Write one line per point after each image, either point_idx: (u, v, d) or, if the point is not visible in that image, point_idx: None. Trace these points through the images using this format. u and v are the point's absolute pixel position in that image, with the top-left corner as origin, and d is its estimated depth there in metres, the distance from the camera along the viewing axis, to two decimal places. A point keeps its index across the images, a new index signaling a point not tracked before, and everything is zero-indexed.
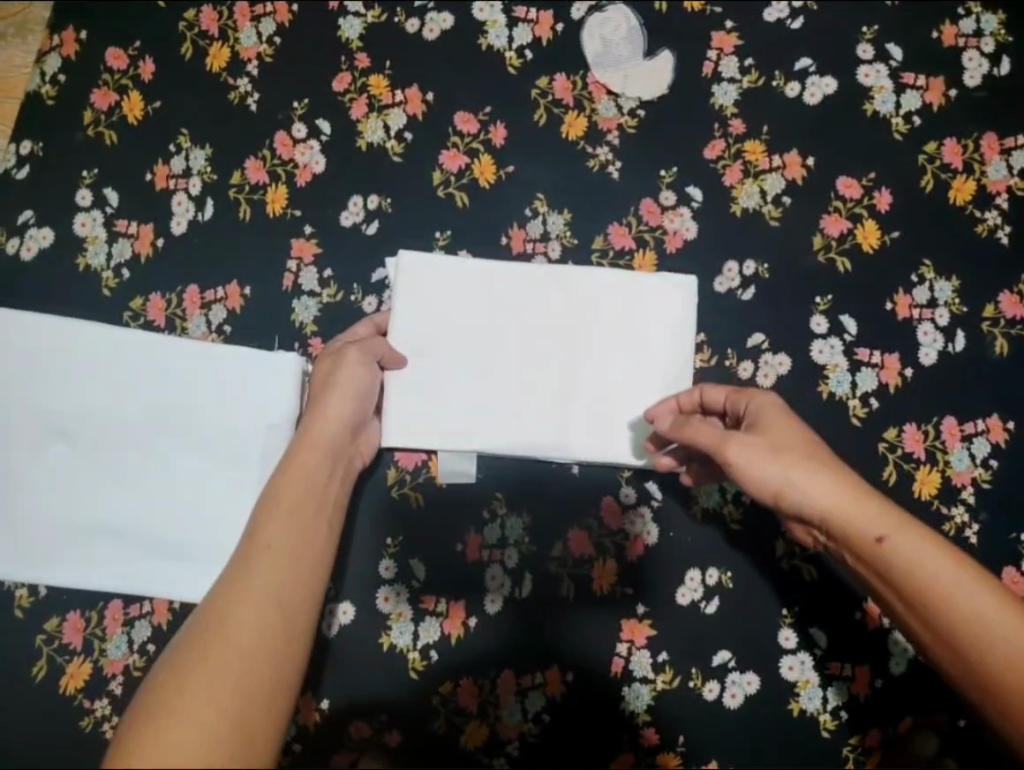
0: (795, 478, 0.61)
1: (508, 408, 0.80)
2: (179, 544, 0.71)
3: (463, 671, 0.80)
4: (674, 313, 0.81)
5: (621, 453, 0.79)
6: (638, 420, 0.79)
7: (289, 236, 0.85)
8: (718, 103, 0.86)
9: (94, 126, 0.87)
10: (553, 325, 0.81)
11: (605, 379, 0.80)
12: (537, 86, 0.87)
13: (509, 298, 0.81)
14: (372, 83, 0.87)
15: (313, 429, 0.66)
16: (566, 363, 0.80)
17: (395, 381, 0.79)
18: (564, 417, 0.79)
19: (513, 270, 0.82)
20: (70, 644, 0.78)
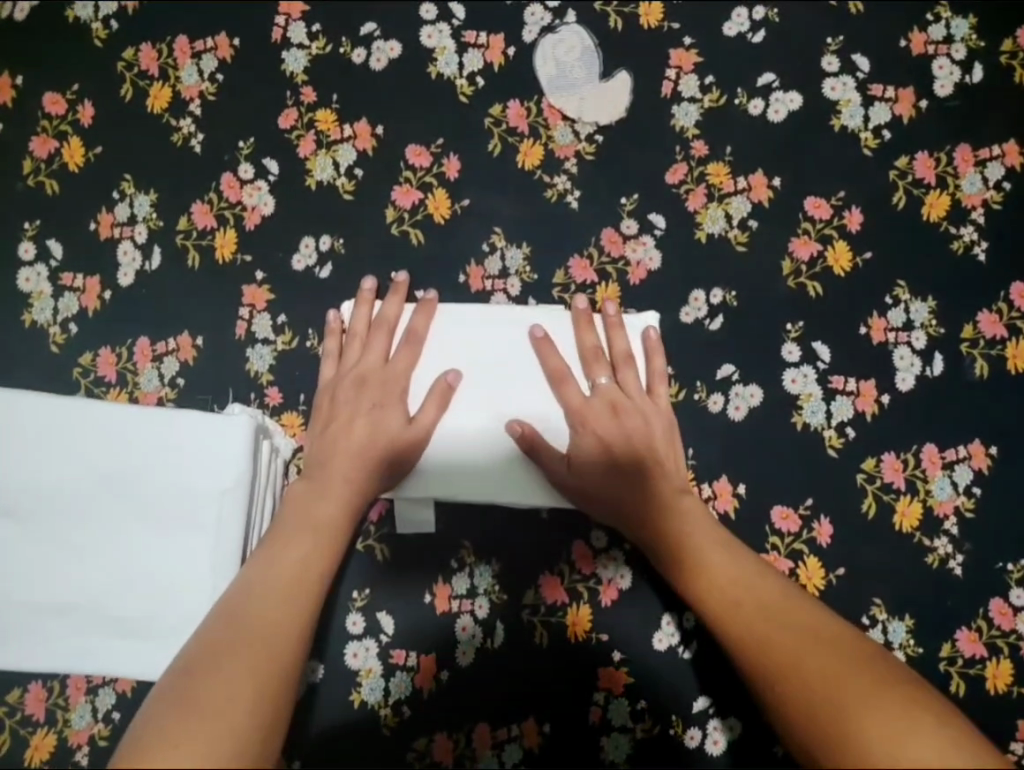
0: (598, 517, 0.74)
1: (451, 459, 0.75)
2: (132, 618, 0.67)
3: (437, 727, 0.77)
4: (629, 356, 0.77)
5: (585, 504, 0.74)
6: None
7: (240, 282, 0.82)
8: (679, 125, 0.83)
9: (34, 175, 0.84)
10: (504, 370, 0.77)
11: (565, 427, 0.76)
12: (490, 114, 0.83)
13: (463, 341, 0.77)
14: (319, 119, 0.84)
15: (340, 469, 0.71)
16: (523, 410, 0.76)
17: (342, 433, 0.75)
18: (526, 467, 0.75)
19: (458, 316, 0.78)
20: (33, 715, 0.76)
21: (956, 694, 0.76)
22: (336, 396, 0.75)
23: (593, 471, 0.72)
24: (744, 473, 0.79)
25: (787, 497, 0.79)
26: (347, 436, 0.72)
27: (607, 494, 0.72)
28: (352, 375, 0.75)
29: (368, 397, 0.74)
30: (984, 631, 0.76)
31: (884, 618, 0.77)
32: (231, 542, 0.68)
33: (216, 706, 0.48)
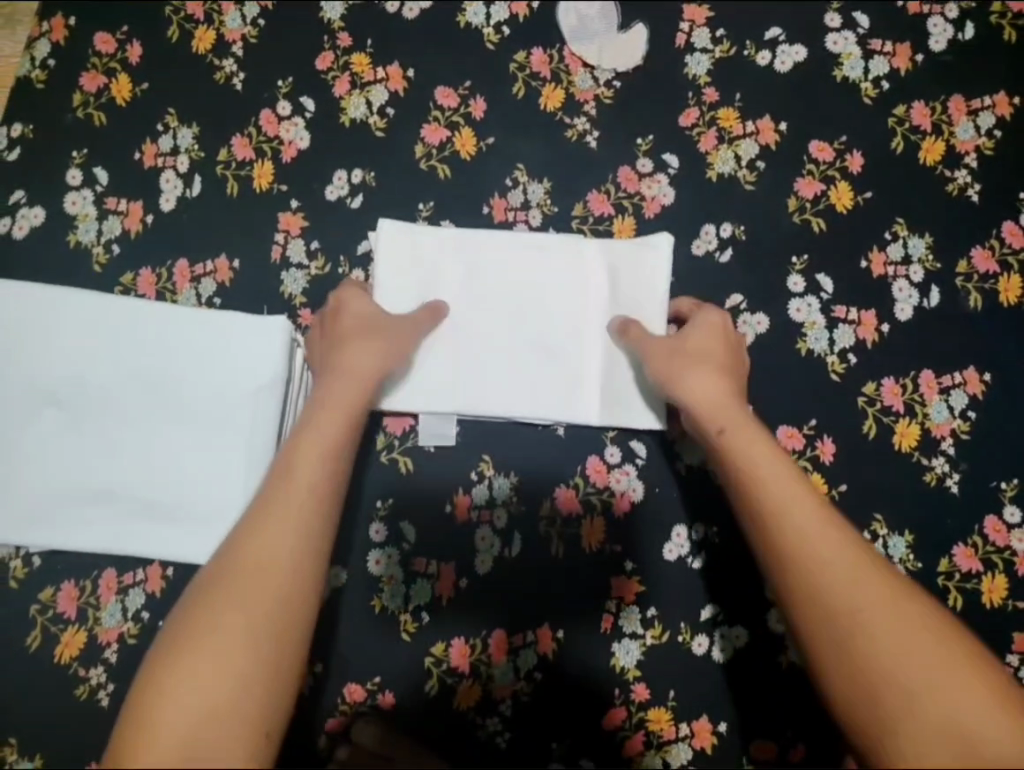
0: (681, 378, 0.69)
1: (474, 375, 0.80)
2: (175, 505, 0.68)
3: (455, 633, 0.80)
4: (645, 274, 0.81)
5: (593, 415, 0.80)
6: (614, 383, 0.80)
7: (276, 210, 0.86)
8: (691, 73, 0.88)
9: (84, 107, 0.88)
10: (520, 292, 0.81)
11: (580, 346, 0.81)
12: (515, 60, 0.89)
13: (476, 269, 0.81)
14: (354, 61, 0.89)
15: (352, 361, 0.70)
16: (535, 336, 0.81)
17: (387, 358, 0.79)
18: (545, 378, 0.80)
19: (476, 239, 0.82)
20: (65, 614, 0.76)
21: (953, 608, 0.79)
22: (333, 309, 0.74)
23: (684, 355, 0.71)
24: (751, 395, 0.83)
25: (792, 418, 0.83)
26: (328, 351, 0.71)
27: (711, 381, 0.68)
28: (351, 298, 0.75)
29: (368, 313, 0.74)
30: (980, 547, 0.80)
31: (884, 533, 0.80)
32: (265, 437, 0.68)
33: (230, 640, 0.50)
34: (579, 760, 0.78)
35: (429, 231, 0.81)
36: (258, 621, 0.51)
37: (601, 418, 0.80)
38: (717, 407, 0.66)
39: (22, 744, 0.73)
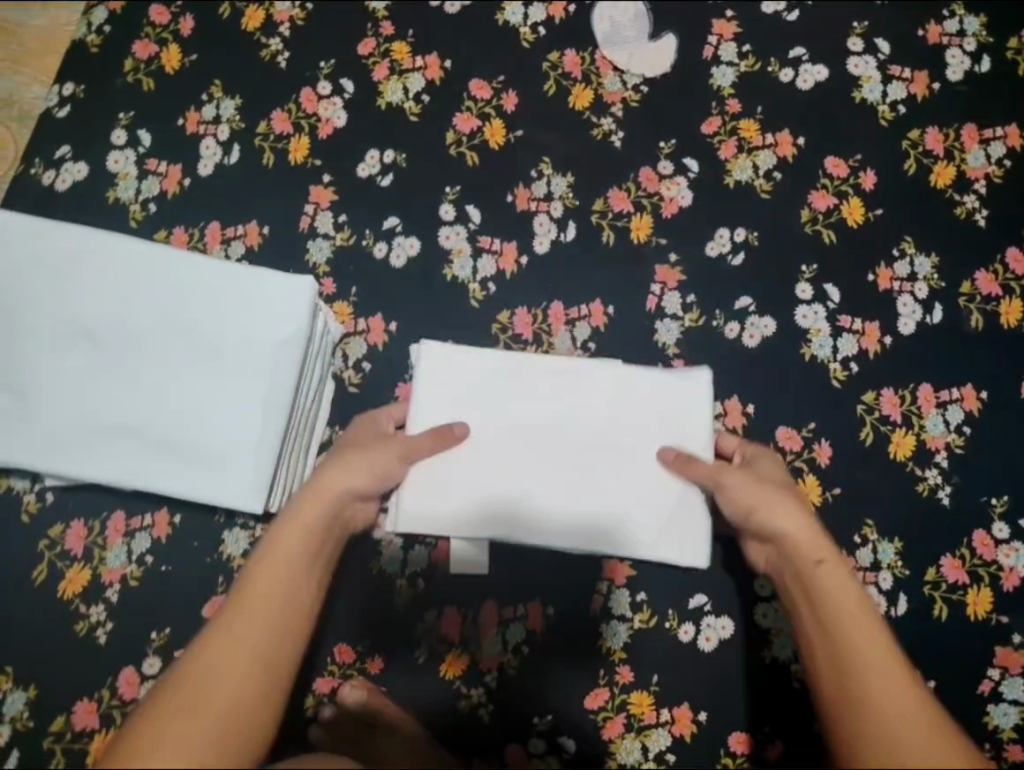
0: (767, 496, 0.69)
1: (513, 498, 0.76)
2: (192, 444, 0.70)
3: (448, 601, 0.82)
4: (688, 406, 0.78)
5: (641, 547, 0.75)
6: (660, 514, 0.76)
7: (308, 183, 0.90)
8: (716, 84, 0.92)
9: (134, 73, 0.93)
10: (560, 415, 0.78)
11: (627, 474, 0.77)
12: (548, 59, 0.93)
13: (507, 389, 0.78)
14: (395, 49, 0.93)
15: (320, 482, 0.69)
16: (574, 463, 0.77)
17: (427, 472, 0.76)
18: (587, 505, 0.76)
19: (501, 356, 0.79)
20: (71, 551, 0.80)
21: (938, 618, 0.80)
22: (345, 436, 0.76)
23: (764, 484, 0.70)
24: (754, 394, 0.85)
25: (791, 419, 0.85)
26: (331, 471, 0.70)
27: (800, 514, 0.68)
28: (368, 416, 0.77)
29: (366, 437, 0.74)
30: (967, 559, 0.82)
31: (874, 538, 0.82)
32: (283, 390, 0.70)
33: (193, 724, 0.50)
34: (559, 738, 0.79)
35: (459, 352, 0.79)
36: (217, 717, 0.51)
37: (649, 549, 0.75)
38: (810, 540, 0.65)
39: (16, 673, 0.77)
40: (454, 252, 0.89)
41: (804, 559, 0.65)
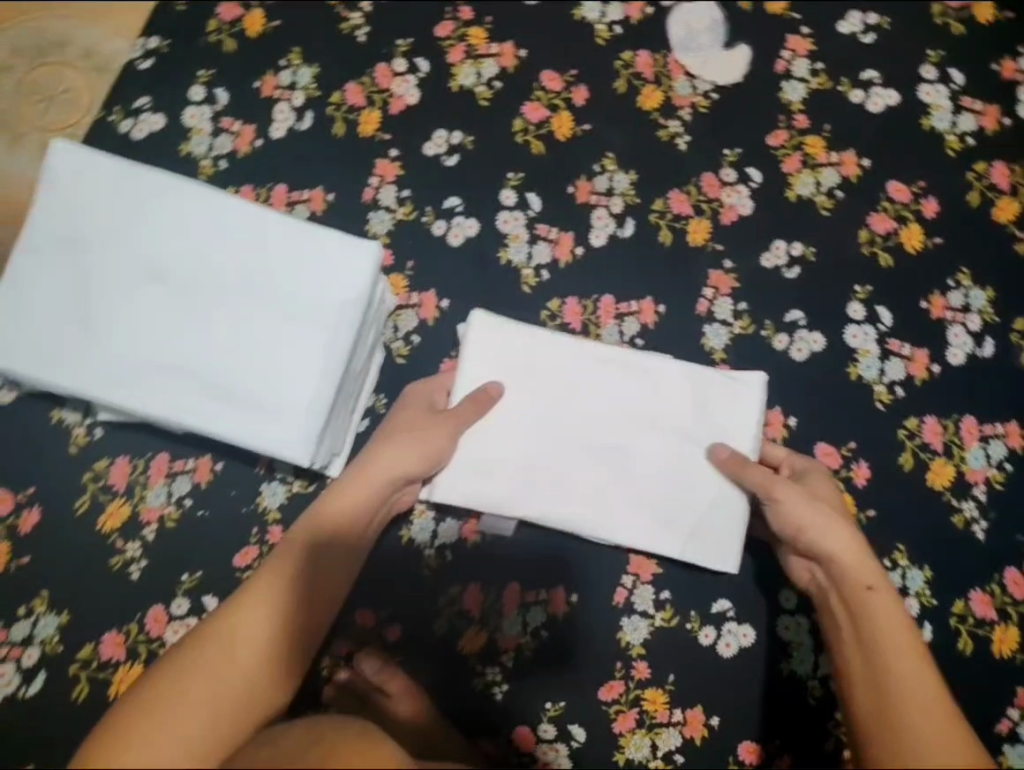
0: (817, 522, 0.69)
1: (548, 483, 0.77)
2: (245, 391, 0.71)
3: (471, 578, 0.82)
4: (736, 408, 0.78)
5: (671, 548, 0.76)
6: (693, 518, 0.76)
7: (375, 156, 0.91)
8: (786, 98, 0.92)
9: (218, 33, 0.95)
10: (608, 405, 0.78)
11: (666, 474, 0.77)
12: (621, 58, 0.93)
13: (557, 371, 0.79)
14: (472, 34, 0.94)
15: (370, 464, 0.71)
16: (614, 454, 0.77)
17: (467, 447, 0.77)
18: (623, 499, 0.77)
19: (555, 338, 0.80)
20: (114, 485, 0.83)
21: (962, 650, 0.80)
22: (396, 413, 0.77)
23: (816, 506, 0.70)
24: (797, 407, 0.86)
25: (831, 436, 0.85)
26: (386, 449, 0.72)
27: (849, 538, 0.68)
28: (416, 391, 0.79)
29: (416, 418, 0.75)
30: (997, 595, 0.81)
31: (905, 563, 0.82)
32: (340, 349, 0.72)
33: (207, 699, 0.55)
34: (568, 726, 0.79)
35: (513, 328, 0.79)
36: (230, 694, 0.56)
37: (673, 551, 0.76)
38: (859, 564, 0.67)
39: (52, 598, 0.81)
40: (511, 236, 0.89)
41: (853, 583, 0.66)
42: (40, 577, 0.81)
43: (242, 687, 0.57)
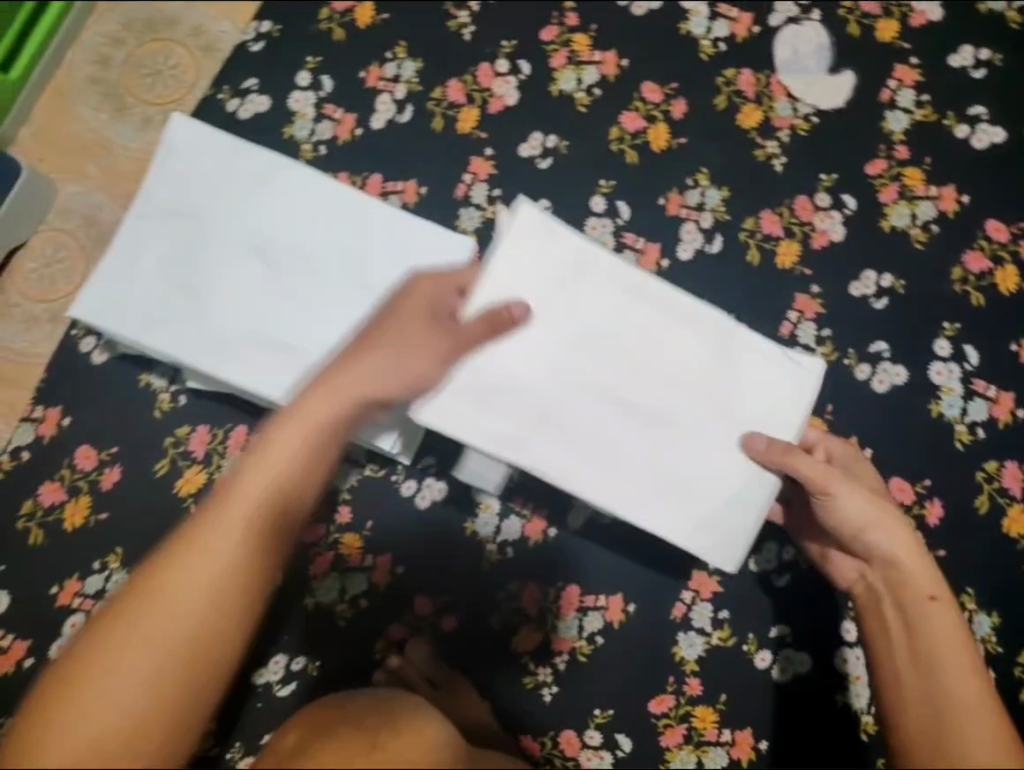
0: (876, 520, 0.66)
1: (551, 433, 0.70)
2: None
3: (531, 577, 0.83)
4: (785, 388, 0.72)
5: (675, 534, 0.70)
6: (706, 505, 0.70)
7: (471, 153, 0.93)
8: (888, 128, 0.91)
9: (328, 22, 0.97)
10: (638, 354, 0.72)
11: (684, 450, 0.71)
12: (724, 75, 0.93)
13: (589, 303, 0.71)
14: (576, 40, 0.95)
15: (350, 376, 0.63)
16: (628, 412, 0.71)
17: (474, 372, 0.68)
18: (629, 468, 0.70)
19: (599, 265, 0.72)
20: (193, 452, 0.86)
21: None
22: (391, 310, 0.68)
23: (872, 501, 0.67)
24: (873, 440, 0.85)
25: (905, 472, 0.84)
26: (375, 371, 0.64)
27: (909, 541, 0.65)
28: (420, 286, 0.69)
29: (413, 326, 0.67)
30: None
31: (972, 607, 0.81)
32: None
33: (147, 645, 0.49)
34: (615, 734, 0.80)
35: (559, 246, 0.71)
36: (170, 646, 0.49)
37: (684, 538, 0.70)
38: (924, 574, 0.64)
39: (125, 556, 0.83)
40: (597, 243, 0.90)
41: (915, 592, 0.63)
42: (116, 535, 0.84)
43: (183, 630, 0.50)
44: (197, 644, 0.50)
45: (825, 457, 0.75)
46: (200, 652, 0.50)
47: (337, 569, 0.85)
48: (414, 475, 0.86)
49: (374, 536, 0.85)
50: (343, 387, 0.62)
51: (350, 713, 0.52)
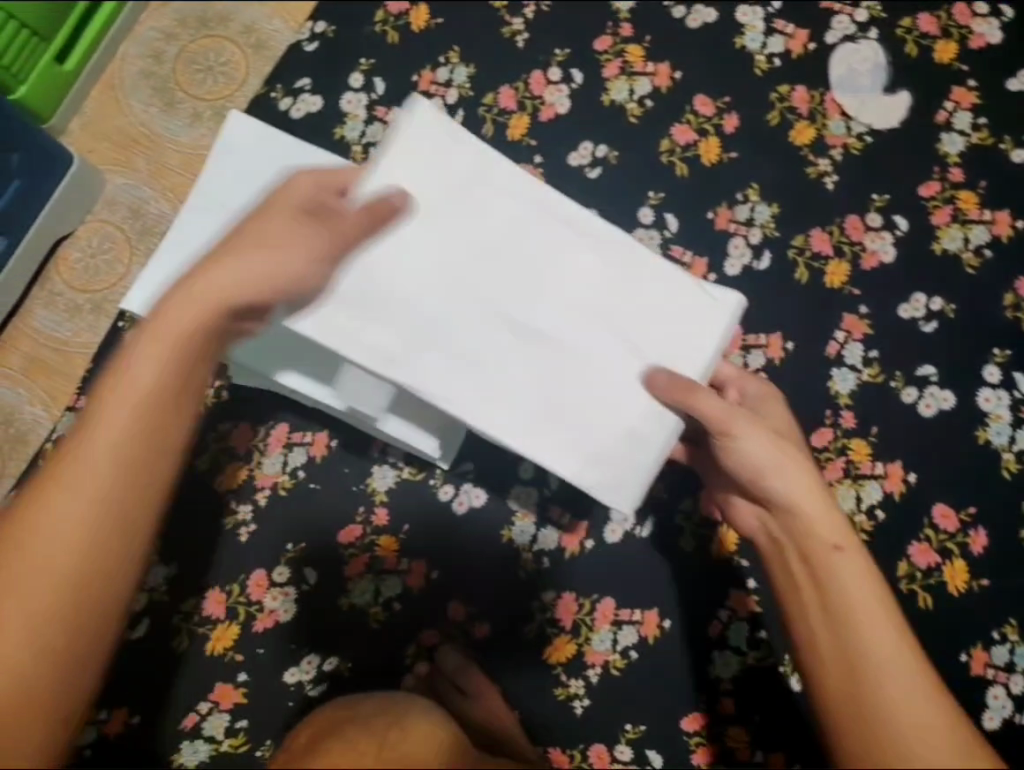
0: (781, 466, 0.63)
1: (438, 349, 0.62)
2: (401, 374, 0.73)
3: (568, 588, 0.84)
4: (698, 325, 0.68)
5: (566, 465, 0.64)
6: (601, 438, 0.65)
7: (520, 160, 0.93)
8: (943, 149, 0.90)
9: (383, 24, 0.97)
10: (540, 272, 0.65)
11: (585, 378, 0.65)
12: (777, 91, 0.93)
13: (483, 210, 0.65)
14: (629, 51, 0.95)
15: (201, 284, 0.56)
16: (524, 333, 0.64)
17: (356, 279, 0.62)
18: (526, 393, 0.64)
19: (495, 169, 0.66)
20: (235, 449, 0.87)
21: None
22: (262, 212, 0.62)
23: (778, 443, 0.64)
24: (918, 465, 0.84)
25: (949, 499, 0.83)
26: (244, 269, 0.57)
27: (813, 485, 0.62)
28: (300, 183, 0.63)
29: (288, 227, 0.60)
30: None
31: (1014, 638, 0.80)
32: None
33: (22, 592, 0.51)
34: (646, 749, 0.81)
35: (460, 148, 0.65)
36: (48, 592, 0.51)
37: (573, 472, 0.64)
38: (828, 520, 0.60)
39: (164, 549, 0.85)
40: None
41: (821, 541, 0.60)
42: None
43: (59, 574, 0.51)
44: (79, 589, 0.52)
45: (737, 396, 0.74)
46: (82, 593, 0.52)
47: (373, 571, 0.85)
48: (452, 480, 0.86)
49: (410, 540, 0.85)
50: (199, 289, 0.56)
51: (361, 713, 0.52)
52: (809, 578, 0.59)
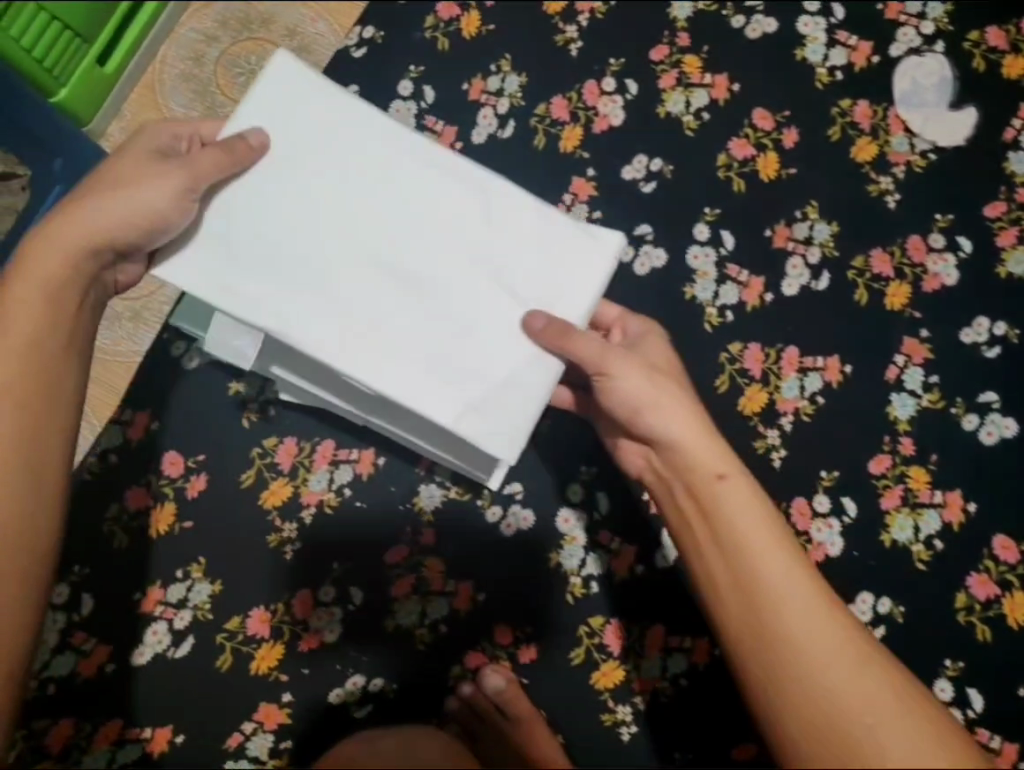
0: (659, 400, 0.59)
1: (300, 288, 0.60)
2: None
3: (616, 612, 0.82)
4: (579, 267, 0.64)
5: (440, 413, 0.60)
6: (476, 383, 0.61)
7: (572, 173, 0.91)
8: (1010, 169, 0.87)
9: (432, 30, 0.95)
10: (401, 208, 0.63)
11: (458, 318, 0.62)
12: (839, 105, 0.90)
13: (337, 147, 0.63)
14: (686, 62, 0.92)
15: (55, 230, 0.58)
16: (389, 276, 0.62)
17: (213, 221, 0.61)
18: (390, 335, 0.61)
19: (349, 107, 0.64)
20: (279, 464, 0.85)
21: None
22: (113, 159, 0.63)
23: (649, 377, 0.60)
24: (979, 495, 0.82)
25: (1011, 530, 0.81)
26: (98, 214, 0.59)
27: (691, 416, 0.59)
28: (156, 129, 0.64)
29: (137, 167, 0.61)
30: None
31: None
32: None
33: None
34: None
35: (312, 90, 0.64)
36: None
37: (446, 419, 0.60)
38: (710, 448, 0.57)
39: (207, 565, 0.83)
40: (699, 273, 0.88)
41: (703, 472, 0.57)
42: (199, 544, 0.84)
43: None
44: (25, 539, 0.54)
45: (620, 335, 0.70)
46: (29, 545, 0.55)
47: (418, 592, 0.83)
48: (499, 502, 0.84)
49: (455, 561, 0.83)
50: (59, 240, 0.58)
51: None
52: (700, 515, 0.56)
